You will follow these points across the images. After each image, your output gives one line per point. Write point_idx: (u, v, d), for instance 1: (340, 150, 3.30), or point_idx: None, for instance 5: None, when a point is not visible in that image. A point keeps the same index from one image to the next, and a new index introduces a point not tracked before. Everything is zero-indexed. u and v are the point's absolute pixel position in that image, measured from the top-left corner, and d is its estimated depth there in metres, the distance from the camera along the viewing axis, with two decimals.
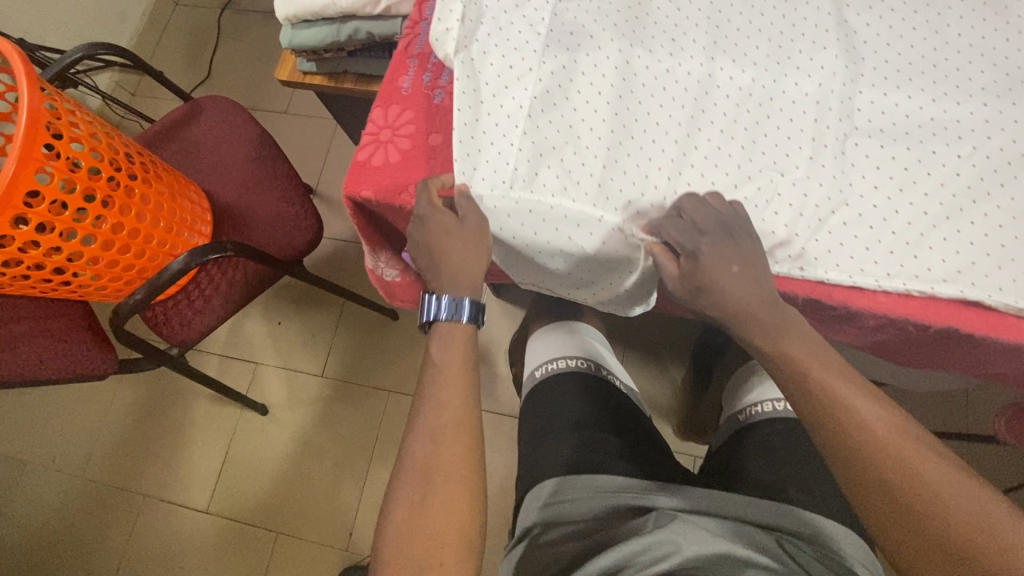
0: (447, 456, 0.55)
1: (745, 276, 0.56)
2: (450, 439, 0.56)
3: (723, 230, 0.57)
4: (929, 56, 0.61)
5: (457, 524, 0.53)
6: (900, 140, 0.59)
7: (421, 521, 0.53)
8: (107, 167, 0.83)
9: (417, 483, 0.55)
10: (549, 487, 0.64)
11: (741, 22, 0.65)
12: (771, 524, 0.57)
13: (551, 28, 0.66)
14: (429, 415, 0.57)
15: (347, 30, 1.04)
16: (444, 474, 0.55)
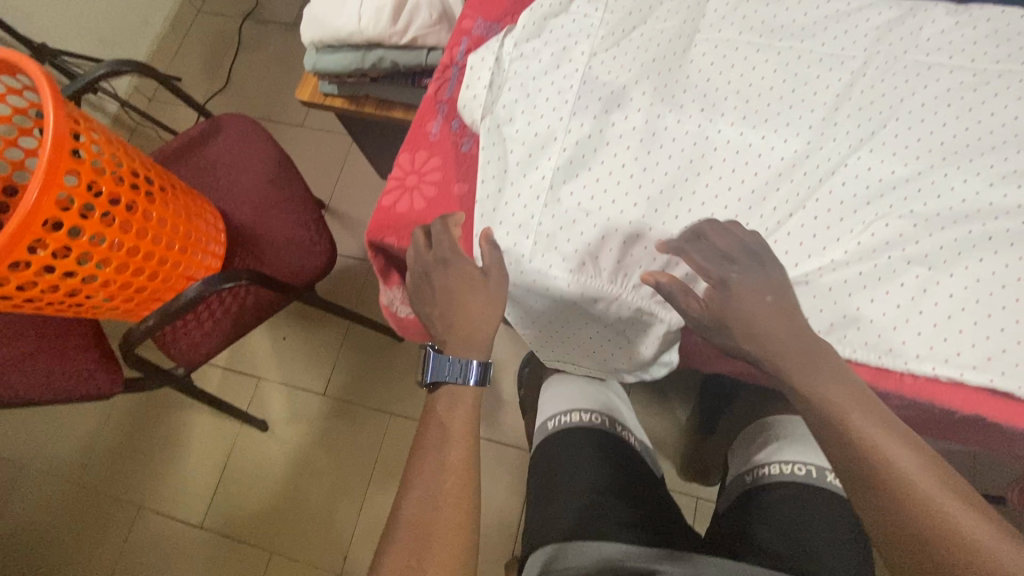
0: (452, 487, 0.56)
1: (779, 309, 0.55)
2: (455, 472, 0.56)
3: (751, 256, 0.57)
4: (962, 135, 0.61)
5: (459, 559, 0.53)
6: (933, 220, 0.58)
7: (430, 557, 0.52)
8: (127, 191, 0.83)
9: (423, 518, 0.54)
10: (552, 553, 0.62)
11: (772, 93, 0.65)
12: None
13: (579, 94, 0.66)
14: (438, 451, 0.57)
15: (371, 58, 1.04)
16: (449, 505, 0.55)
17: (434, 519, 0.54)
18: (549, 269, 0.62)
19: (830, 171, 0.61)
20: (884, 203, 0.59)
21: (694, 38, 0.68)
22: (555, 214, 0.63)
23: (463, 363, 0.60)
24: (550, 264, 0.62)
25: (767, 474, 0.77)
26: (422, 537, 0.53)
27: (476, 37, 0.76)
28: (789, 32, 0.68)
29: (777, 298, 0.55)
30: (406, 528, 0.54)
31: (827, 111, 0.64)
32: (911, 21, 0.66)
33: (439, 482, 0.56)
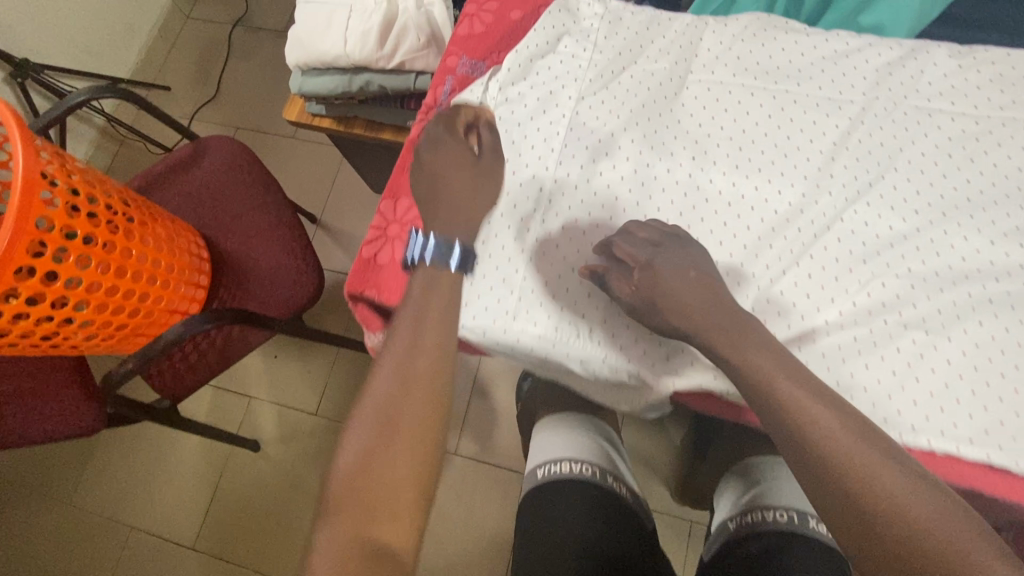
0: (411, 388, 0.50)
1: (698, 284, 0.55)
2: (418, 373, 0.51)
3: (669, 239, 0.58)
4: (963, 187, 0.59)
5: (416, 468, 0.48)
6: (931, 281, 0.56)
7: (384, 459, 0.47)
8: (104, 232, 0.80)
9: (377, 422, 0.49)
10: None
11: (766, 140, 0.63)
12: None
13: (566, 141, 0.64)
14: (399, 351, 0.51)
15: (358, 82, 1.02)
16: (406, 414, 0.49)
17: (392, 424, 0.49)
18: (530, 327, 0.59)
19: (826, 225, 0.59)
20: (881, 262, 0.57)
21: (685, 81, 0.66)
22: (537, 269, 0.61)
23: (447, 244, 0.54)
24: (531, 323, 0.59)
25: (751, 522, 0.72)
26: (378, 442, 0.48)
27: (461, 76, 0.72)
28: (785, 74, 0.65)
29: (701, 279, 0.55)
30: (357, 429, 0.49)
31: (824, 160, 0.61)
32: (913, 63, 0.64)
33: (398, 380, 0.50)
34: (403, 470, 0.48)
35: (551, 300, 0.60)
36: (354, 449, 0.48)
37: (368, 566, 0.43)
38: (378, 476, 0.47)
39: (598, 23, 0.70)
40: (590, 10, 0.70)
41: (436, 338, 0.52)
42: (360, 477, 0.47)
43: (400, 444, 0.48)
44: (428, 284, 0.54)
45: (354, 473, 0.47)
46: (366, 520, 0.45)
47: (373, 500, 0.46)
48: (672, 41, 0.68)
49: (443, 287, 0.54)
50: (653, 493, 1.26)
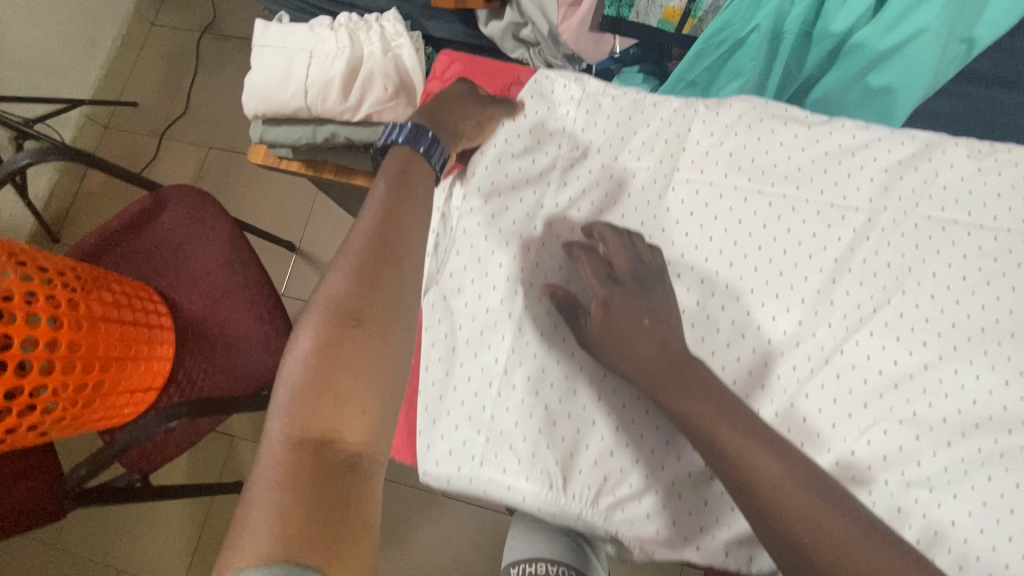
0: (376, 278, 0.47)
1: (653, 333, 0.50)
2: (388, 263, 0.48)
3: (638, 282, 0.53)
4: (976, 316, 0.54)
5: (383, 359, 0.45)
6: (938, 430, 0.51)
7: (351, 345, 0.44)
8: (46, 332, 0.73)
9: (339, 312, 0.45)
10: None
11: (760, 253, 0.58)
12: None
13: (538, 258, 0.60)
14: (365, 240, 0.49)
15: (323, 134, 0.94)
16: (371, 306, 0.46)
17: (356, 314, 0.46)
18: (501, 480, 0.56)
19: (824, 360, 0.55)
20: (883, 404, 0.53)
21: (671, 183, 0.61)
22: (505, 403, 0.58)
23: (421, 130, 0.54)
24: (499, 471, 0.56)
25: None
26: (343, 332, 0.45)
27: None
28: (782, 175, 0.59)
29: (656, 325, 0.51)
30: (318, 318, 0.45)
31: (823, 281, 0.56)
32: (926, 164, 0.57)
33: (364, 268, 0.47)
34: (367, 361, 0.44)
35: (521, 442, 0.56)
36: (313, 341, 0.44)
37: (327, 461, 0.40)
38: (345, 365, 0.44)
39: (574, 111, 0.65)
40: (566, 91, 0.65)
41: (405, 232, 0.51)
42: (322, 365, 0.43)
43: (366, 337, 0.45)
44: (400, 184, 0.52)
45: (315, 363, 0.43)
46: (330, 416, 0.42)
47: (337, 395, 0.43)
48: (657, 132, 0.62)
49: (416, 179, 0.53)
50: None
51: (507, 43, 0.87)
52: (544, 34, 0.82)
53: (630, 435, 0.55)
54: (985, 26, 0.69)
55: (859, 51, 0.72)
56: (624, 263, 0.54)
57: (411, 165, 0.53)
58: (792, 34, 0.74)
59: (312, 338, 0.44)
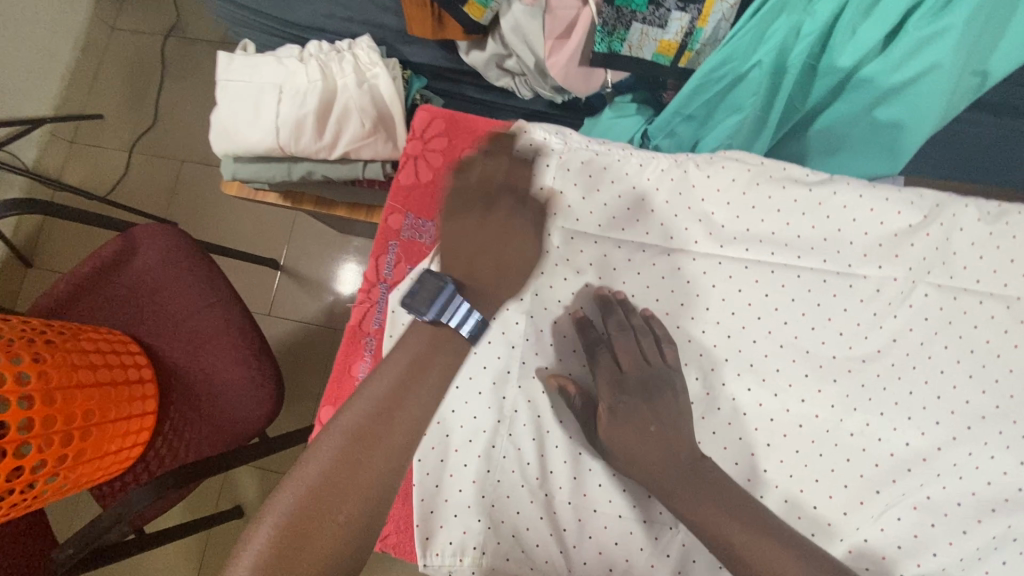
0: (362, 459, 0.43)
1: (659, 440, 0.48)
2: (380, 445, 0.44)
3: (645, 391, 0.51)
4: (990, 392, 0.51)
5: (344, 547, 0.42)
6: (952, 516, 0.49)
7: (315, 532, 0.41)
8: (17, 416, 0.68)
9: (315, 489, 0.42)
10: None
11: (762, 326, 0.54)
12: None
13: (529, 334, 0.57)
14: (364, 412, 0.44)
15: (298, 172, 0.89)
16: (348, 491, 0.43)
17: (331, 497, 0.42)
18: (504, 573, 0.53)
19: (833, 442, 0.52)
20: (896, 490, 0.51)
21: (667, 251, 0.57)
22: (507, 493, 0.53)
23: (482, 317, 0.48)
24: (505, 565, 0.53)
25: None
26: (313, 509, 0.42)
27: (408, 242, 0.60)
28: (782, 242, 0.55)
29: (662, 432, 0.49)
30: (291, 490, 0.42)
31: (830, 357, 0.53)
32: (936, 228, 0.54)
33: (354, 444, 0.43)
34: (326, 549, 0.41)
35: (529, 536, 0.52)
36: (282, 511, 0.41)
37: None
38: (303, 552, 0.41)
39: (559, 179, 0.59)
40: (546, 144, 0.60)
41: (413, 411, 0.46)
42: (282, 543, 0.40)
43: (332, 525, 0.42)
44: (422, 356, 0.47)
45: (274, 549, 0.40)
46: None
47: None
48: (644, 197, 0.58)
49: (443, 360, 0.47)
50: None
51: (490, 71, 0.83)
52: (529, 66, 0.79)
53: (627, 519, 0.52)
54: (1000, 58, 0.65)
55: (866, 86, 0.69)
56: (634, 368, 0.52)
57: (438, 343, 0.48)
58: (796, 67, 0.69)
59: (280, 509, 0.41)
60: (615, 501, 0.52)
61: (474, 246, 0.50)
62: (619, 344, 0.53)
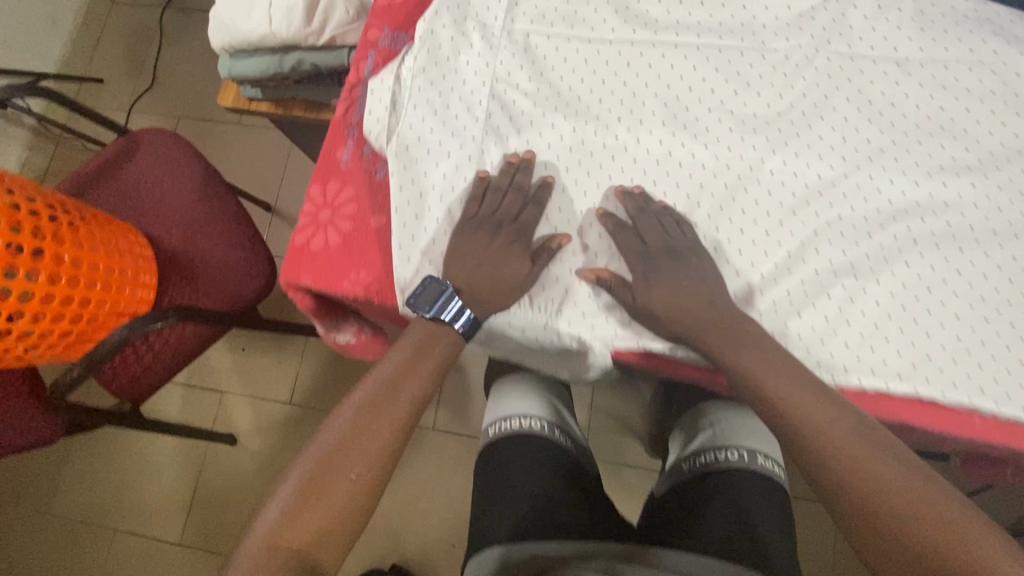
0: (371, 422, 0.55)
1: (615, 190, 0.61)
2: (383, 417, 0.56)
3: (669, 255, 0.59)
4: (888, 130, 0.59)
5: (359, 493, 0.52)
6: (858, 228, 0.58)
7: (332, 481, 0.52)
8: (28, 239, 0.76)
9: (332, 449, 0.53)
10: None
11: (693, 95, 0.62)
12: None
13: (490, 113, 0.64)
14: (373, 390, 0.57)
15: (290, 62, 0.97)
16: (359, 452, 0.54)
17: (344, 455, 0.53)
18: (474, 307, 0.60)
19: (755, 181, 0.60)
20: (809, 212, 0.58)
21: (609, 40, 0.65)
22: (474, 241, 0.61)
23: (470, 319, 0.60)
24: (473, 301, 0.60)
25: (703, 463, 0.78)
26: (327, 466, 0.53)
27: (384, 50, 0.69)
28: (707, 28, 0.64)
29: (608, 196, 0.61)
30: (311, 454, 0.53)
31: (751, 116, 0.61)
32: (834, 5, 0.63)
33: (359, 417, 0.55)
34: (342, 497, 0.52)
35: (497, 271, 0.60)
36: (305, 470, 0.52)
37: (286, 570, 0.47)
38: (326, 497, 0.51)
39: None
40: None
41: (412, 384, 0.58)
42: (305, 493, 0.51)
43: (346, 480, 0.52)
44: (418, 346, 0.60)
45: (298, 498, 0.50)
46: (304, 543, 0.49)
47: (315, 523, 0.50)
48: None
49: (433, 352, 0.60)
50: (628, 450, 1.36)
51: None
52: None
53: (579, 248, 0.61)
54: None
55: None
56: (657, 239, 0.59)
57: (428, 340, 0.60)
58: None
59: (307, 464, 0.53)
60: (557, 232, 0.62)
61: (481, 235, 0.60)
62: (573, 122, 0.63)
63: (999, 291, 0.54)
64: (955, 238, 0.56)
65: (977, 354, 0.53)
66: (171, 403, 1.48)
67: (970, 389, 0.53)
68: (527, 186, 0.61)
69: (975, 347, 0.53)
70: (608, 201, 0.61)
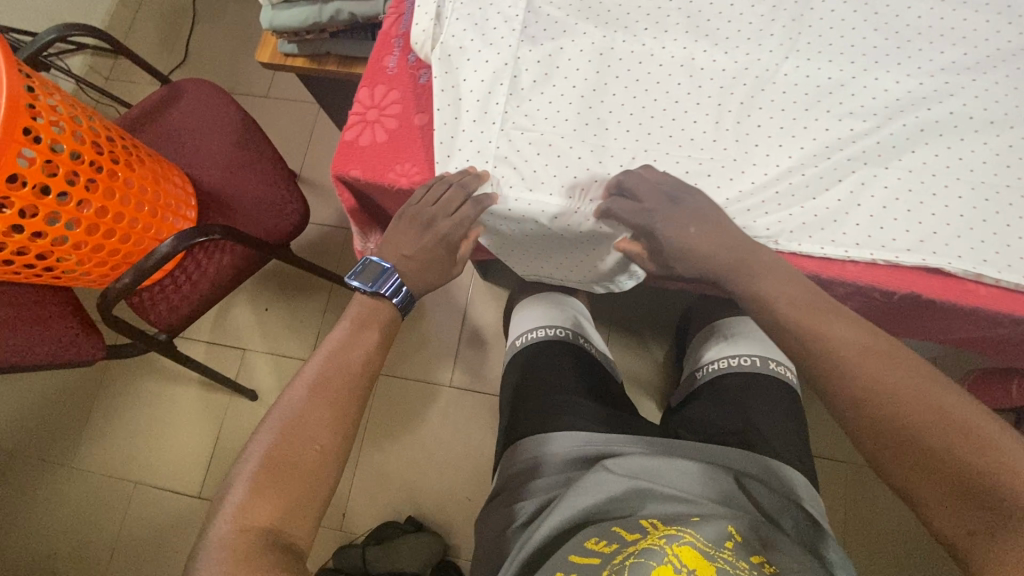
0: (324, 398, 0.58)
1: None
2: (342, 387, 0.60)
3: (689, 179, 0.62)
4: (892, 38, 0.64)
5: (322, 466, 0.55)
6: (868, 122, 0.62)
7: (297, 456, 0.54)
8: (89, 150, 0.83)
9: (290, 426, 0.56)
10: (592, 481, 0.64)
11: (712, 9, 0.67)
12: (738, 469, 0.69)
13: (525, 24, 0.69)
14: (322, 364, 0.61)
15: (329, 11, 1.03)
16: (315, 426, 0.56)
17: (306, 430, 0.56)
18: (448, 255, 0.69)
19: (771, 81, 0.64)
20: (822, 108, 0.63)
21: None
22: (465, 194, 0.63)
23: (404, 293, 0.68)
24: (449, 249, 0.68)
25: (717, 370, 0.90)
26: (286, 442, 0.55)
27: None
28: None
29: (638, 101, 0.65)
30: (268, 434, 0.55)
31: (767, 25, 0.66)
32: None
33: (313, 391, 0.59)
34: (307, 473, 0.54)
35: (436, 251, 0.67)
36: (267, 448, 0.54)
37: (269, 541, 0.49)
38: (291, 474, 0.53)
39: None
40: None
41: (357, 362, 0.62)
42: (269, 472, 0.53)
43: (312, 450, 0.55)
44: (363, 319, 0.66)
45: (263, 477, 0.53)
46: (272, 520, 0.51)
47: (282, 499, 0.52)
48: None
49: (374, 323, 0.66)
50: (642, 407, 1.40)
51: None
52: None
53: (608, 142, 0.65)
54: None
55: None
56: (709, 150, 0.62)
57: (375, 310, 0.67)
58: None
59: (264, 450, 0.54)
60: (586, 128, 0.66)
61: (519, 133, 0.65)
62: (603, 32, 0.68)
63: (997, 175, 0.59)
64: (957, 126, 0.61)
65: (981, 229, 0.57)
66: (196, 356, 1.51)
67: (977, 260, 0.57)
68: (563, 90, 0.67)
69: (978, 220, 0.58)
70: (637, 104, 0.66)
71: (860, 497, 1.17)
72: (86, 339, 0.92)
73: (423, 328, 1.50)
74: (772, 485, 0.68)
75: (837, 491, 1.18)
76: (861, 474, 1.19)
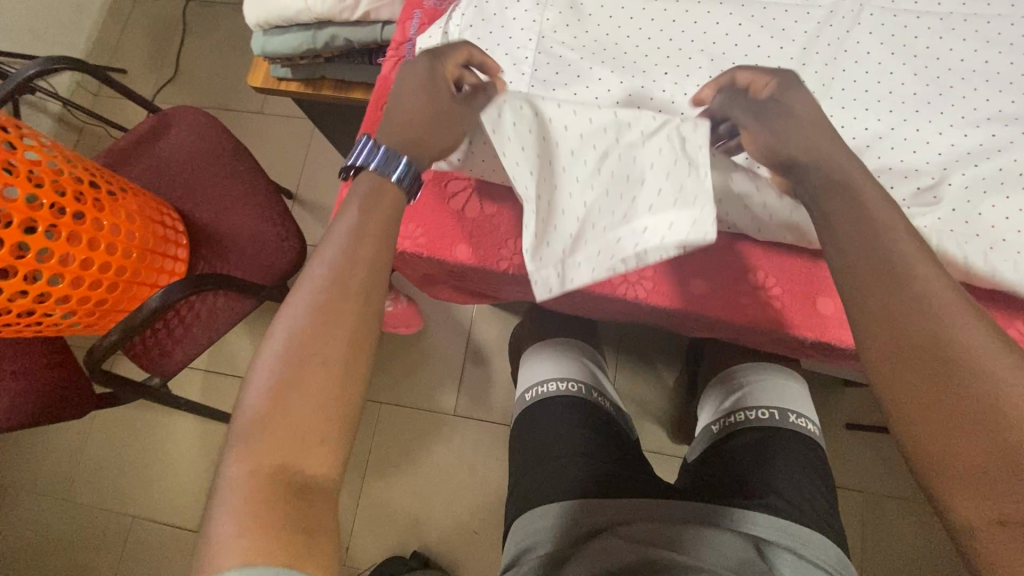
0: (338, 309, 0.47)
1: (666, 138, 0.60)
2: (350, 296, 0.47)
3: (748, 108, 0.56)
4: (935, 83, 0.59)
5: (335, 387, 0.44)
6: (909, 177, 0.57)
7: (308, 377, 0.44)
8: (69, 199, 0.78)
9: (298, 342, 0.45)
10: (600, 553, 0.62)
11: (737, 50, 0.63)
12: (762, 540, 0.65)
13: (536, 67, 0.64)
14: (325, 264, 0.48)
15: (323, 36, 0.98)
16: (330, 342, 0.45)
17: (316, 343, 0.45)
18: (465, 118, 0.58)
19: None
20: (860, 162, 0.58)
21: None
22: None
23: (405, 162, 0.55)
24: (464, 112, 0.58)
25: (734, 422, 0.86)
26: (298, 364, 0.44)
27: (428, 11, 0.77)
28: None
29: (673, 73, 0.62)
30: (271, 356, 0.45)
31: (798, 68, 0.61)
32: None
33: (320, 297, 0.47)
34: (321, 394, 0.44)
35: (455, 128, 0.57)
36: (272, 373, 0.44)
37: (292, 495, 0.40)
38: (301, 398, 0.43)
39: None
40: None
41: None
42: (278, 398, 0.43)
43: (320, 370, 0.44)
44: (367, 205, 0.52)
45: (269, 409, 0.43)
46: (285, 458, 0.41)
47: (296, 426, 0.43)
48: None
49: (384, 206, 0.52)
50: (652, 435, 1.36)
51: None
52: None
53: None
54: None
55: None
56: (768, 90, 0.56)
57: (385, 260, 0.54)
58: None
59: (270, 374, 0.44)
60: None
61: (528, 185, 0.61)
62: (619, 75, 0.63)
63: None
64: (1003, 184, 0.57)
65: None
66: (193, 385, 1.47)
67: None
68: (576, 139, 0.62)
69: None
70: None
71: (875, 529, 1.15)
72: (76, 392, 0.88)
73: (425, 354, 1.46)
74: (802, 552, 0.65)
75: (852, 525, 1.15)
76: (877, 507, 1.15)
